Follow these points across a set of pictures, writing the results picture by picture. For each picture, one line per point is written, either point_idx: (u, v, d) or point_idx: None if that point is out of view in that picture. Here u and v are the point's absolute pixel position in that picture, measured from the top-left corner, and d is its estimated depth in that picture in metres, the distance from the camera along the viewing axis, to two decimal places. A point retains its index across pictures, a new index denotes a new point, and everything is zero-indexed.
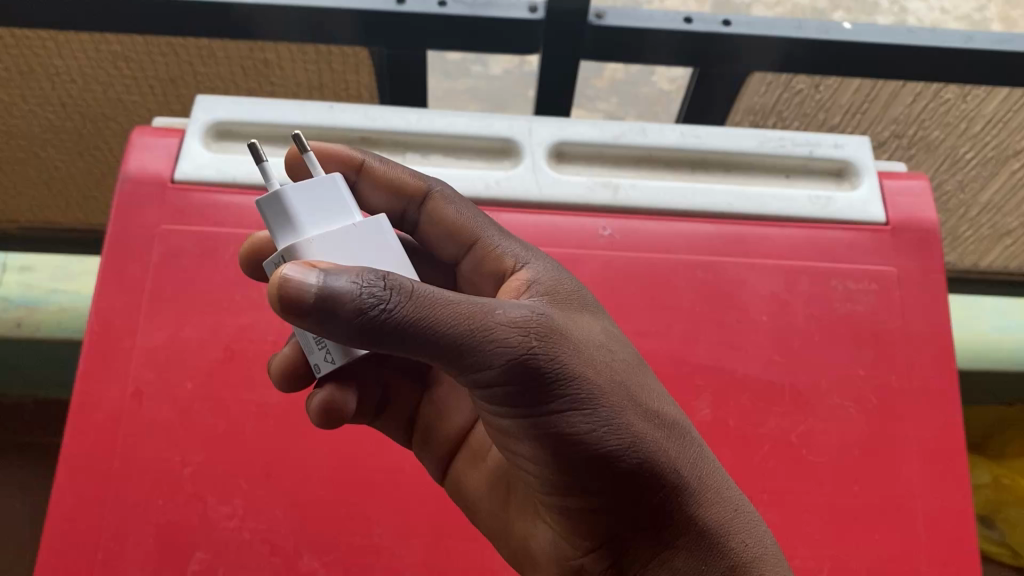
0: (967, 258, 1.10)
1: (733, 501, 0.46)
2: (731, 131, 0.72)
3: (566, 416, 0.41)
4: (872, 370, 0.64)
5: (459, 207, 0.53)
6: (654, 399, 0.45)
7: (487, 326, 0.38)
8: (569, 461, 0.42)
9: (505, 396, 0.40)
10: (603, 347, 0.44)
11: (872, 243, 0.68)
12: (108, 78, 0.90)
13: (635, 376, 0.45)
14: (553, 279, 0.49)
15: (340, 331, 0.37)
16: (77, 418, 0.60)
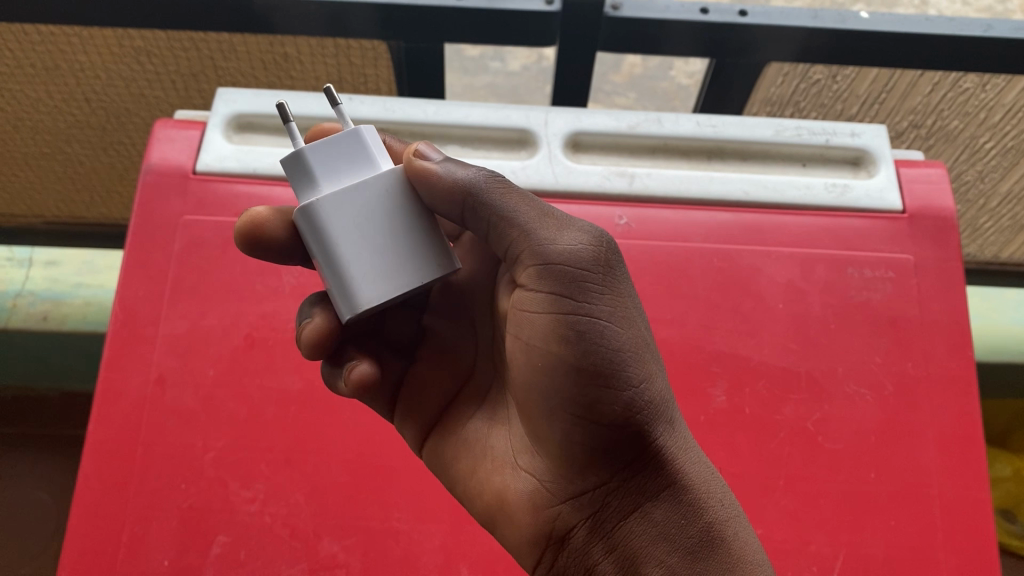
0: (987, 250, 1.08)
1: (715, 477, 0.47)
2: (748, 119, 0.72)
3: (600, 331, 0.44)
4: (890, 358, 0.64)
5: None
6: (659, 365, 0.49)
7: (563, 229, 0.45)
8: (590, 374, 0.44)
9: (552, 294, 0.44)
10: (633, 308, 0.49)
11: (890, 231, 0.68)
12: (130, 73, 0.92)
13: None
14: None
15: (449, 195, 0.45)
16: (103, 404, 0.61)
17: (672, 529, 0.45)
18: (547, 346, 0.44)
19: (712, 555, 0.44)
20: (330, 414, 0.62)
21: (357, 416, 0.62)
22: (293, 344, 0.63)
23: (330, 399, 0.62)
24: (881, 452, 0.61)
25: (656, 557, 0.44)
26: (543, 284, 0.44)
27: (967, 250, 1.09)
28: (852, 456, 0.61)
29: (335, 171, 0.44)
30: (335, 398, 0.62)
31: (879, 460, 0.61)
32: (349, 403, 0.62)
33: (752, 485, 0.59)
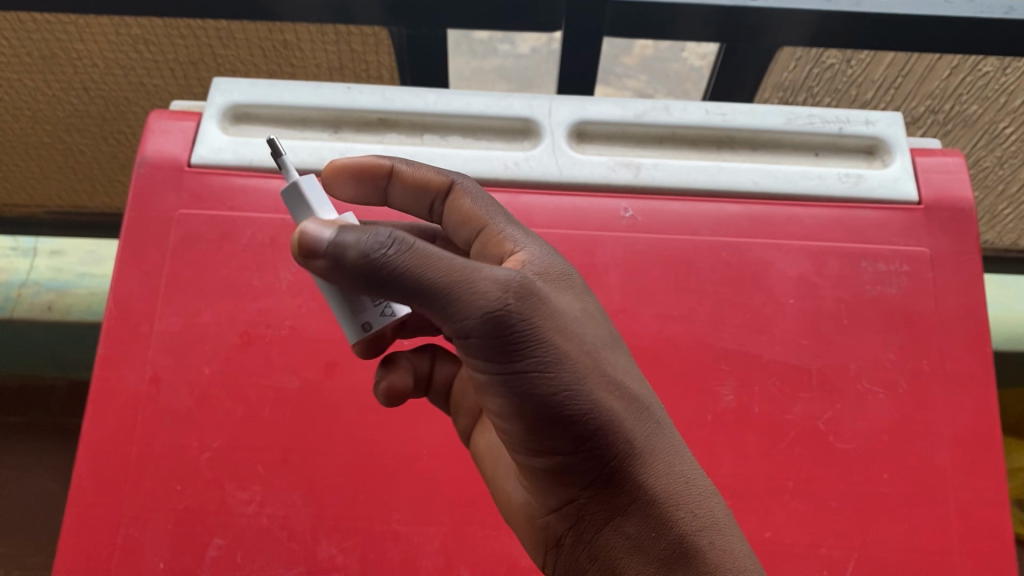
0: (1006, 237, 1.06)
1: (688, 476, 0.44)
2: (758, 108, 0.70)
3: (529, 378, 0.40)
4: (905, 354, 0.62)
5: (476, 198, 0.50)
6: (620, 371, 0.44)
7: (475, 283, 0.39)
8: (532, 420, 0.41)
9: (478, 350, 0.40)
10: (581, 320, 0.44)
11: (905, 223, 0.65)
12: (129, 62, 0.90)
13: (606, 351, 0.45)
14: (546, 262, 0.47)
15: (348, 279, 0.39)
16: (97, 404, 0.60)
17: (645, 542, 0.42)
18: (489, 393, 0.42)
19: (687, 567, 0.42)
20: (328, 413, 0.60)
21: (355, 415, 0.60)
22: (290, 342, 0.62)
23: (329, 399, 0.61)
24: (895, 453, 0.59)
25: (632, 569, 0.42)
26: (466, 343, 0.40)
27: (985, 238, 1.07)
28: (865, 457, 0.59)
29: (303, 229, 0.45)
30: (333, 397, 0.61)
31: (892, 461, 0.59)
32: (347, 403, 0.61)
33: (760, 487, 0.58)
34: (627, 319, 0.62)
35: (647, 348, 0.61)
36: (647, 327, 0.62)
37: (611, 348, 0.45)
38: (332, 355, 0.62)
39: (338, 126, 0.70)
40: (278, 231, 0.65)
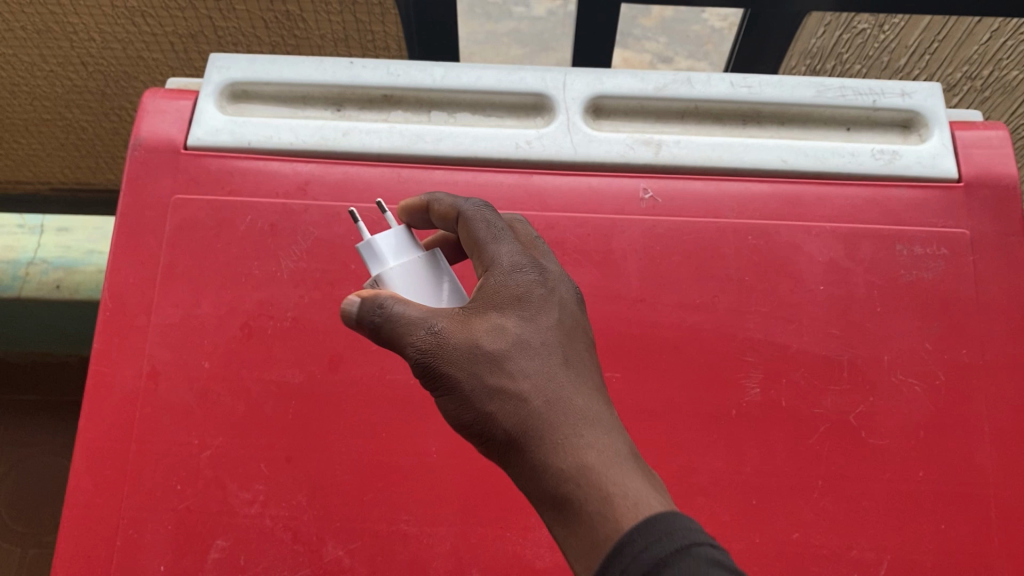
0: None
1: (579, 448, 0.37)
2: (787, 79, 0.65)
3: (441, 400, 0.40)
4: (942, 344, 0.58)
5: (483, 226, 0.44)
6: (538, 373, 0.39)
7: (385, 331, 0.41)
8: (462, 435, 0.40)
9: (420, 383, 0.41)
10: (498, 329, 0.40)
11: (944, 202, 0.61)
12: (127, 35, 0.87)
13: (527, 354, 0.39)
14: (504, 274, 0.42)
15: None
16: (94, 400, 0.58)
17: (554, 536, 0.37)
18: None
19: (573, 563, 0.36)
20: (333, 409, 0.58)
21: (361, 410, 0.58)
22: (292, 334, 0.59)
23: (334, 394, 0.58)
24: (931, 448, 0.56)
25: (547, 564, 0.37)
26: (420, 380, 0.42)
27: None
28: (900, 453, 0.56)
29: None
30: (338, 393, 0.58)
31: (928, 457, 0.56)
32: (353, 398, 0.58)
33: (788, 485, 0.55)
34: (646, 308, 0.59)
35: (667, 338, 0.58)
36: (667, 316, 0.58)
37: (521, 345, 0.39)
38: (336, 348, 0.59)
39: (341, 103, 0.67)
40: (278, 217, 0.62)
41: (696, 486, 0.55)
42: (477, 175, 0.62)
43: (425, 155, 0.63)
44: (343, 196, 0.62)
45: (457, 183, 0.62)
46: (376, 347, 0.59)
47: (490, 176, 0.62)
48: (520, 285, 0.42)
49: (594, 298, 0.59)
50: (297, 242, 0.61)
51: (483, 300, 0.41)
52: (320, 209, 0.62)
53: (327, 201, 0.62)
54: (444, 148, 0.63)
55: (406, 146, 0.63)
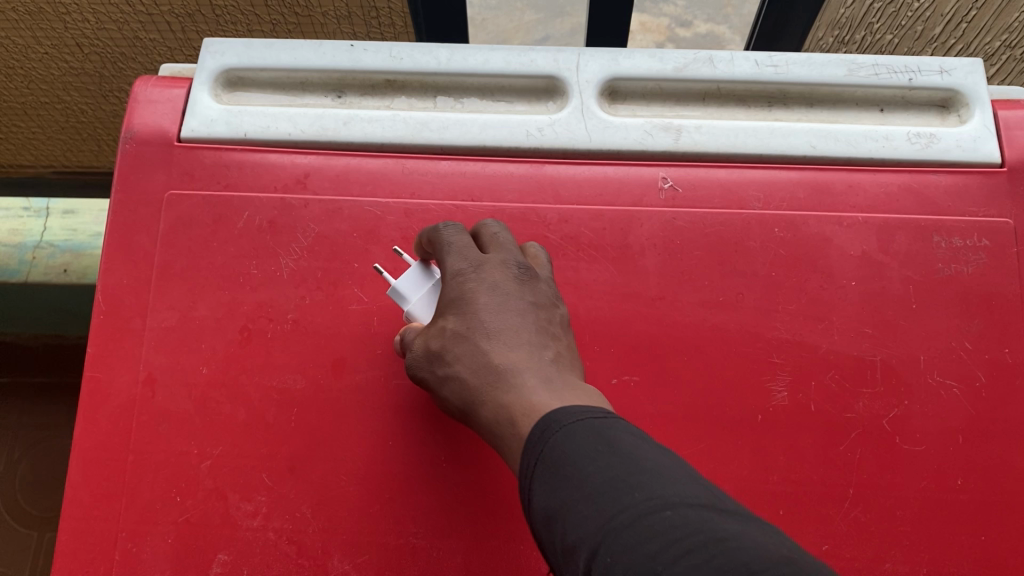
0: None
1: (502, 400, 0.43)
2: (816, 57, 0.61)
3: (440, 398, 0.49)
4: (982, 343, 0.54)
5: (442, 245, 0.50)
6: (474, 351, 0.46)
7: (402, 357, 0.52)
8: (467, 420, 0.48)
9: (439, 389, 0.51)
10: (446, 324, 0.48)
11: (985, 189, 0.57)
12: (122, 15, 0.83)
13: (464, 335, 0.46)
14: (451, 271, 0.49)
15: None
16: (88, 408, 0.55)
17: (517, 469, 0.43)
18: None
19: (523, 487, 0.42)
20: (337, 417, 0.55)
21: (367, 417, 0.55)
22: (294, 337, 0.56)
23: (337, 401, 0.55)
24: (969, 454, 0.53)
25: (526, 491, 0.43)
26: None
27: None
28: (936, 460, 0.52)
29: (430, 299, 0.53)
30: (342, 399, 0.55)
31: (967, 464, 0.52)
32: (358, 405, 0.55)
33: (817, 496, 0.52)
34: (666, 307, 0.55)
35: (689, 340, 0.55)
36: (688, 316, 0.55)
37: (455, 333, 0.47)
38: (340, 352, 0.56)
39: (342, 90, 0.63)
40: (277, 213, 0.58)
41: None
42: (486, 165, 0.59)
43: (431, 145, 0.60)
44: (345, 189, 0.59)
45: (466, 175, 0.59)
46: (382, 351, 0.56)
47: (500, 166, 0.59)
48: (455, 287, 0.48)
49: (611, 297, 0.56)
50: (298, 240, 0.58)
51: (440, 307, 0.49)
52: (321, 204, 0.59)
53: (328, 195, 0.59)
54: (451, 137, 0.59)
55: (410, 136, 0.60)
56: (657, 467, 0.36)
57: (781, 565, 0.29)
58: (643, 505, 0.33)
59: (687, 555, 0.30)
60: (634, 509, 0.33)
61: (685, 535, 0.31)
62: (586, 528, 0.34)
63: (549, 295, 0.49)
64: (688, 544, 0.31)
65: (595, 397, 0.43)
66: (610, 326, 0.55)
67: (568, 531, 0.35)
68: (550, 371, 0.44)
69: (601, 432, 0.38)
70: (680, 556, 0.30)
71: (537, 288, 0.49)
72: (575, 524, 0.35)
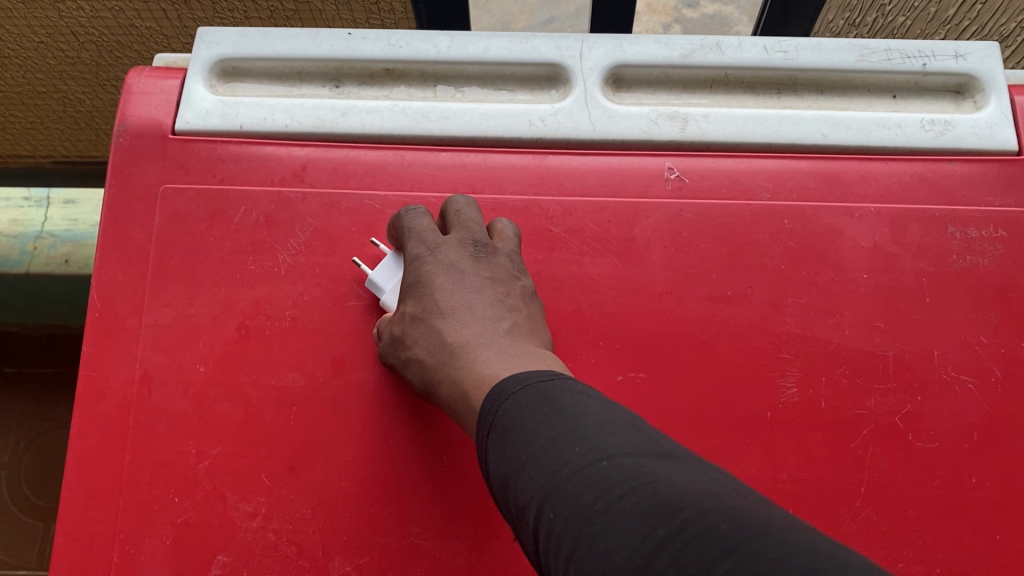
0: None
1: (455, 378, 0.45)
2: (827, 42, 0.59)
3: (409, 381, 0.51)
4: (999, 337, 0.53)
5: (402, 232, 0.52)
6: (429, 333, 0.48)
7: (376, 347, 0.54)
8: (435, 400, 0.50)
9: None
10: (405, 311, 0.50)
11: (1002, 178, 0.56)
12: (117, 3, 0.82)
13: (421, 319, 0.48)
14: (410, 257, 0.51)
15: None
16: (83, 408, 0.54)
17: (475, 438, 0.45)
18: None
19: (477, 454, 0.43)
20: (337, 416, 0.54)
21: (368, 416, 0.54)
22: (292, 334, 0.55)
23: (337, 399, 0.54)
24: (985, 452, 0.51)
25: None
26: None
27: None
28: (950, 457, 0.51)
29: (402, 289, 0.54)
30: (342, 398, 0.54)
31: (982, 461, 0.51)
32: (358, 404, 0.54)
33: (828, 494, 0.51)
34: (673, 302, 0.54)
35: (697, 335, 0.53)
36: (696, 310, 0.54)
37: (412, 317, 0.49)
38: (340, 350, 0.55)
39: (340, 79, 0.62)
40: (274, 207, 0.57)
41: None
42: (488, 156, 0.57)
43: (431, 136, 0.58)
44: (343, 182, 0.57)
45: (467, 167, 0.57)
46: None
47: (501, 157, 0.57)
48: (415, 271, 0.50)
49: (616, 292, 0.54)
50: (295, 234, 0.56)
51: (403, 293, 0.51)
52: (318, 197, 0.57)
53: (326, 188, 0.57)
54: (452, 128, 0.58)
55: (410, 127, 0.58)
56: (600, 416, 0.37)
57: (702, 501, 0.31)
58: (580, 459, 0.35)
59: (619, 504, 0.32)
60: (573, 463, 0.35)
61: (617, 484, 0.33)
62: (532, 486, 0.36)
63: (509, 269, 0.51)
64: (618, 494, 0.33)
65: (548, 361, 0.44)
66: (616, 322, 0.54)
67: (517, 491, 0.37)
68: (504, 342, 0.46)
69: (543, 391, 0.39)
70: (611, 504, 0.33)
71: (495, 263, 0.50)
72: (522, 483, 0.37)
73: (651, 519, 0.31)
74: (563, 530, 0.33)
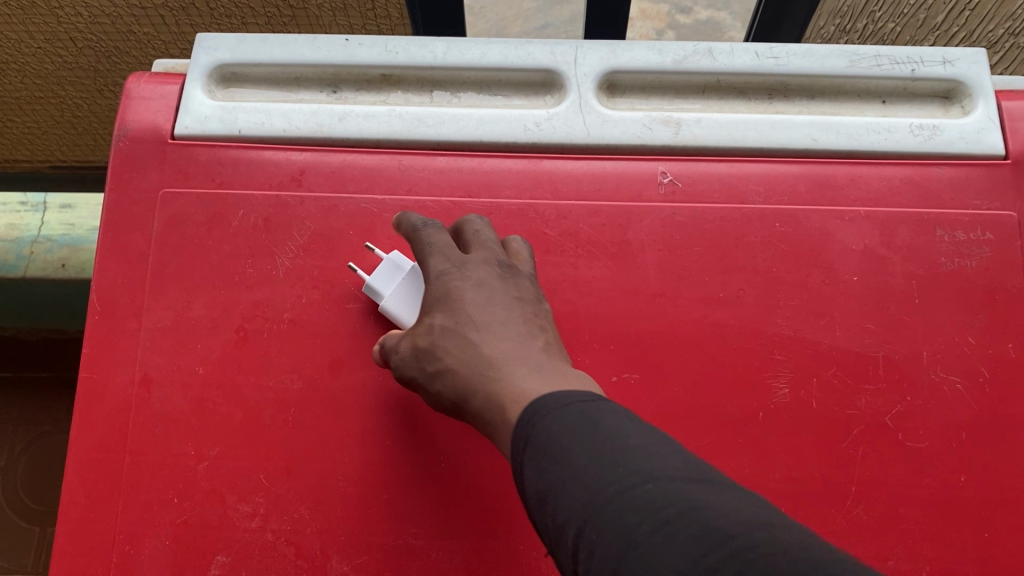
0: None
1: (491, 391, 0.44)
2: (818, 48, 0.60)
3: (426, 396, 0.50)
4: (986, 338, 0.54)
5: (424, 247, 0.52)
6: (460, 347, 0.47)
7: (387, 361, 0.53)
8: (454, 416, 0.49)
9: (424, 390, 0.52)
10: (432, 324, 0.49)
11: (989, 182, 0.56)
12: (115, 9, 0.82)
13: (451, 332, 0.48)
14: (435, 272, 0.51)
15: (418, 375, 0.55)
16: (83, 410, 0.55)
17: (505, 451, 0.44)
18: None
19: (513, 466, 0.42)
20: (334, 417, 0.54)
21: (365, 418, 0.54)
22: (290, 337, 0.55)
23: (334, 401, 0.55)
24: (973, 451, 0.52)
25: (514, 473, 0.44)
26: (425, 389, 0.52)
27: None
28: (939, 456, 0.52)
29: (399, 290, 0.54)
30: (339, 399, 0.55)
31: (970, 460, 0.52)
32: (355, 405, 0.54)
33: (819, 494, 0.52)
34: (666, 304, 0.55)
35: (689, 337, 0.54)
36: (689, 312, 0.54)
37: (442, 329, 0.48)
38: (337, 352, 0.55)
39: (337, 85, 0.63)
40: (272, 210, 0.58)
41: None
42: (484, 161, 0.58)
43: (427, 141, 0.59)
44: (341, 186, 0.58)
45: (462, 171, 0.58)
46: None
47: (497, 162, 0.58)
48: (441, 285, 0.50)
49: (611, 294, 0.55)
50: (293, 238, 0.57)
51: (426, 306, 0.51)
52: (316, 201, 0.58)
53: (324, 192, 0.58)
54: (448, 133, 0.59)
55: (407, 131, 0.59)
56: (645, 442, 0.36)
57: (755, 532, 0.31)
58: (624, 482, 0.34)
59: (667, 528, 0.31)
60: (617, 484, 0.35)
61: (665, 509, 0.32)
62: (572, 506, 0.35)
63: (532, 291, 0.51)
64: (668, 519, 0.32)
65: (581, 378, 0.44)
66: (610, 324, 0.54)
67: (556, 508, 0.36)
68: (539, 358, 0.45)
69: (584, 412, 0.39)
70: (658, 529, 0.32)
71: (520, 284, 0.50)
72: (561, 502, 0.36)
73: (702, 546, 0.30)
74: (606, 552, 0.32)
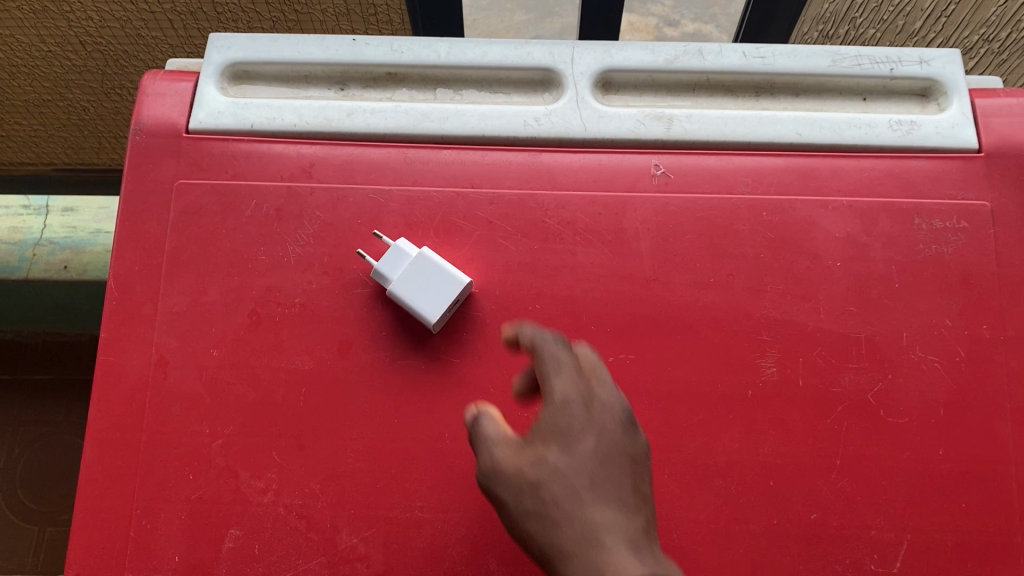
0: None
1: (590, 544, 0.45)
2: (802, 48, 0.63)
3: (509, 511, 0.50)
4: (962, 319, 0.57)
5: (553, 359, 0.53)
6: (570, 498, 0.48)
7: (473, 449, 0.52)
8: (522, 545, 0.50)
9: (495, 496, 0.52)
10: (545, 452, 0.49)
11: (963, 174, 0.60)
12: (125, 14, 0.85)
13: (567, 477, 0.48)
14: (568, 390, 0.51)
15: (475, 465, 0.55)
16: (101, 390, 0.57)
17: None
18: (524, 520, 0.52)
19: None
20: (344, 397, 0.57)
21: (373, 397, 0.57)
22: (301, 320, 0.58)
23: (343, 381, 0.57)
24: (950, 426, 0.55)
25: None
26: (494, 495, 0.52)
27: None
28: (918, 431, 0.55)
29: (407, 277, 0.56)
30: (348, 381, 0.57)
31: (948, 435, 0.55)
32: (363, 384, 0.57)
33: (804, 467, 0.55)
34: (659, 288, 0.58)
35: (682, 319, 0.57)
36: (681, 296, 0.57)
37: (555, 466, 0.48)
38: (346, 334, 0.58)
39: (345, 82, 0.65)
40: (283, 201, 0.60)
41: (711, 470, 0.55)
42: (485, 154, 0.61)
43: (431, 135, 0.62)
44: (349, 178, 0.61)
45: (465, 163, 0.61)
46: (386, 332, 0.58)
47: (498, 155, 0.61)
48: (566, 418, 0.51)
49: (607, 279, 0.58)
50: (304, 227, 0.60)
51: (540, 432, 0.51)
52: (326, 192, 0.60)
53: (332, 183, 0.61)
54: (451, 127, 0.62)
55: (412, 126, 0.62)
56: None
57: None
58: None
59: None
60: None
61: None
62: None
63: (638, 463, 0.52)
64: None
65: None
66: (606, 307, 0.57)
67: None
68: (642, 545, 0.47)
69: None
70: None
71: (636, 450, 0.52)
72: None
73: None
74: None
